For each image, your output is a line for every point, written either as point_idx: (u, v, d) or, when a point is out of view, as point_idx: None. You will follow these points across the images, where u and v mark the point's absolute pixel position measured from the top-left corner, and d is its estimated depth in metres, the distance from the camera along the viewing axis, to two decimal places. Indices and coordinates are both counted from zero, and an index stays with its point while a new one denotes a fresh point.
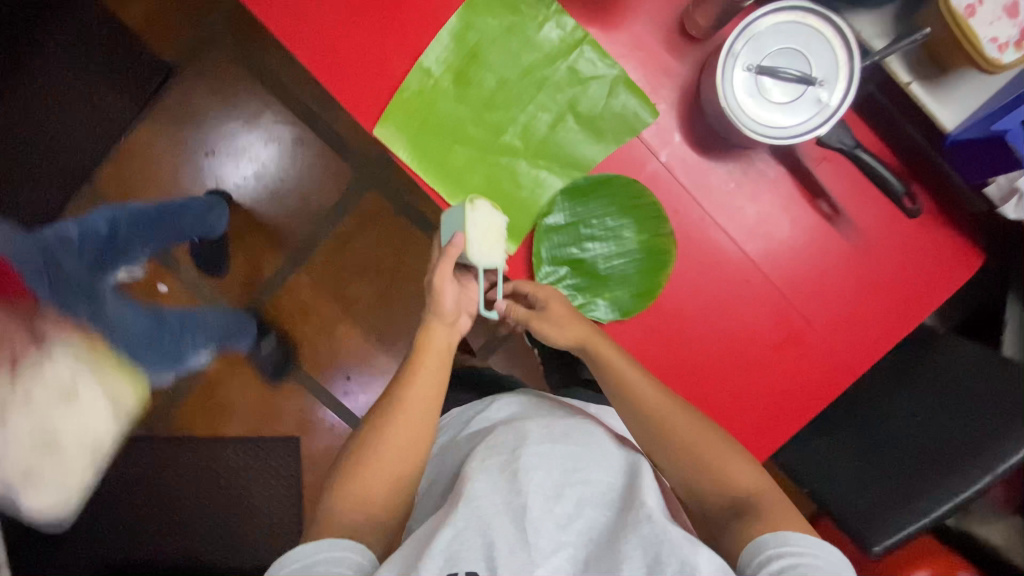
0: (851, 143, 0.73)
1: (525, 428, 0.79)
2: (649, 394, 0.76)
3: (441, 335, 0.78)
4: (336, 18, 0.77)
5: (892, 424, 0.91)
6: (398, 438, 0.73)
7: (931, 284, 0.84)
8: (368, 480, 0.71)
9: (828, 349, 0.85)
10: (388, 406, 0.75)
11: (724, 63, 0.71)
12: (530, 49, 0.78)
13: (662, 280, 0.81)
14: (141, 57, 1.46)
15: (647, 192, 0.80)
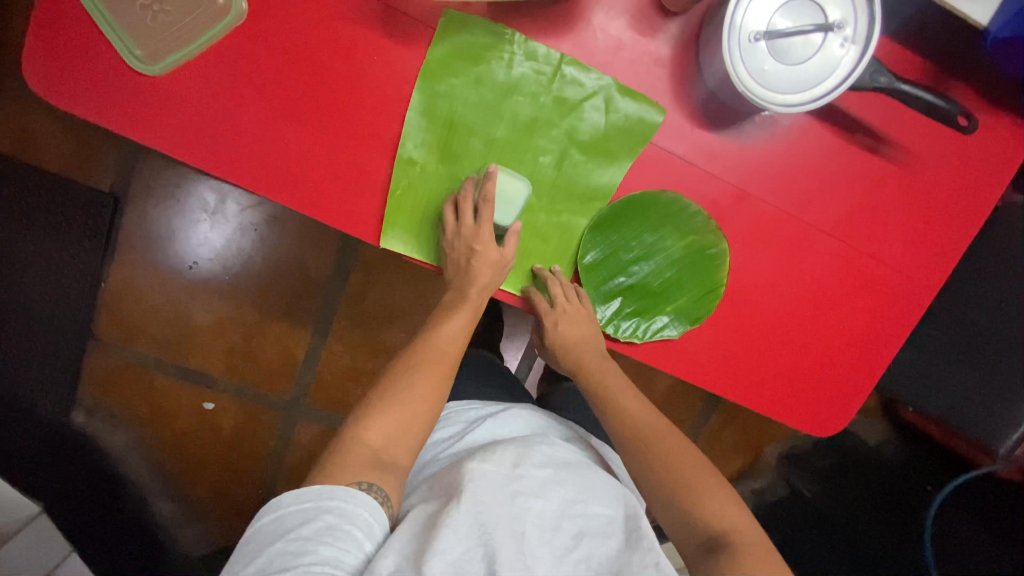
0: (891, 76, 0.64)
1: (532, 444, 0.73)
2: (661, 436, 0.76)
3: (449, 334, 0.77)
4: (294, 142, 0.69)
5: (978, 318, 0.89)
6: (400, 411, 0.70)
7: (988, 175, 0.79)
8: (380, 424, 0.69)
9: (901, 276, 0.82)
10: (396, 380, 0.73)
11: (729, 41, 0.62)
12: (507, 94, 0.70)
13: (722, 276, 0.78)
14: (79, 197, 1.33)
15: (682, 197, 0.74)
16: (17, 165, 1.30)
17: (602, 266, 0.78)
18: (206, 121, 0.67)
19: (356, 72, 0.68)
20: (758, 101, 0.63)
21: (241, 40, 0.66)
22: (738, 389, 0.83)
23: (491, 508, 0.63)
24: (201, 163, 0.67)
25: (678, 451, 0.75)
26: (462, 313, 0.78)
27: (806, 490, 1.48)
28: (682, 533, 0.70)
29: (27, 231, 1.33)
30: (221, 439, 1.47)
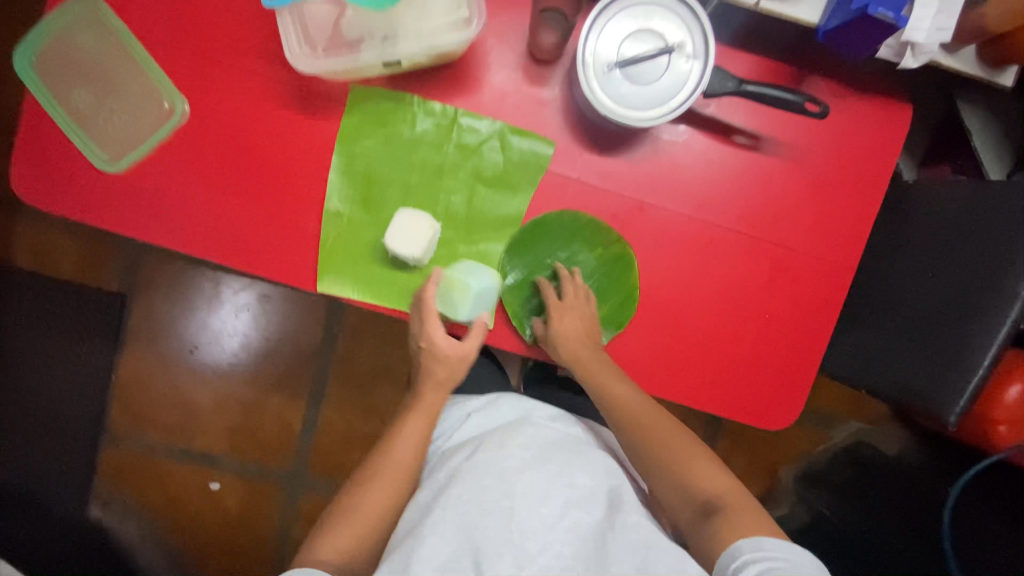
0: (736, 80, 0.72)
1: (518, 430, 0.80)
2: (659, 422, 0.79)
3: (407, 442, 0.80)
4: (238, 212, 0.80)
5: (913, 289, 0.90)
6: (354, 527, 0.73)
7: (875, 154, 0.83)
8: (336, 541, 0.72)
9: (817, 258, 0.85)
10: (355, 494, 0.76)
11: (585, 74, 0.71)
12: (415, 147, 0.81)
13: (635, 278, 0.84)
14: (93, 300, 1.48)
15: (582, 215, 0.82)
16: (39, 279, 1.46)
17: (525, 285, 0.84)
18: (164, 204, 0.80)
19: (281, 145, 0.80)
20: (621, 118, 0.72)
21: (184, 134, 0.79)
22: (678, 387, 0.85)
23: (479, 499, 0.72)
24: (164, 240, 0.80)
25: (660, 430, 0.78)
26: (417, 415, 0.83)
27: (825, 509, 1.40)
28: (678, 501, 0.73)
29: (49, 336, 1.45)
30: (232, 519, 1.51)
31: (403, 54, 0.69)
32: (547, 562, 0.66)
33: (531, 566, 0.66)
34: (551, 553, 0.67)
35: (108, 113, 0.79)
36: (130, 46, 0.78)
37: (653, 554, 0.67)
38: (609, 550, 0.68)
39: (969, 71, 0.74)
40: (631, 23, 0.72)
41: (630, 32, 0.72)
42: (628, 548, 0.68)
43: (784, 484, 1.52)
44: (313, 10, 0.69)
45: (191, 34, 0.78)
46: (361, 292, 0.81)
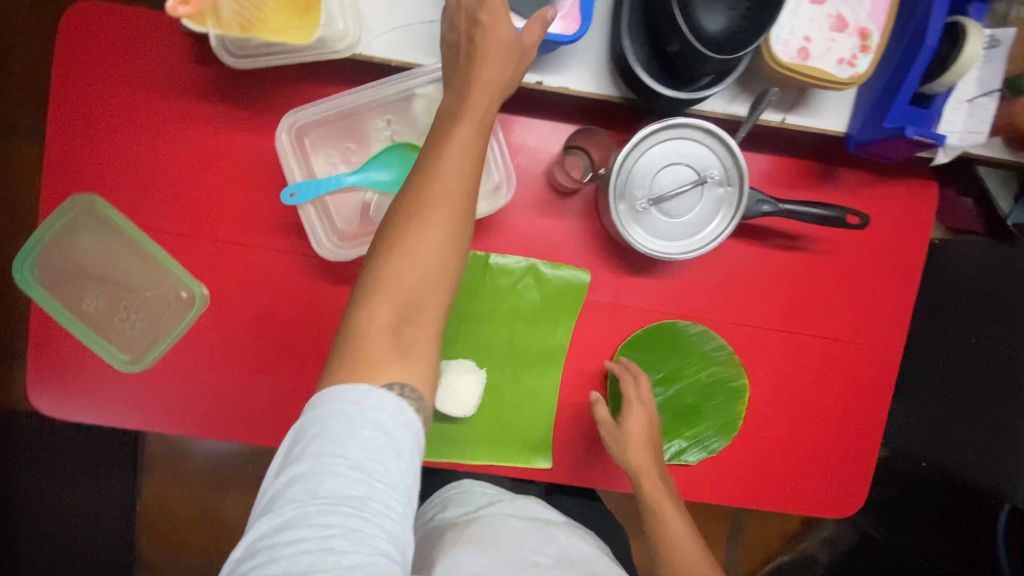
0: (773, 200, 0.71)
1: (548, 532, 0.69)
2: (704, 562, 0.69)
3: (416, 251, 0.53)
4: (273, 389, 0.77)
5: (956, 355, 0.90)
6: (395, 304, 0.52)
7: (905, 238, 0.83)
8: (344, 373, 0.49)
9: (861, 345, 0.84)
10: (389, 243, 0.53)
11: (620, 217, 0.70)
12: (447, 297, 0.77)
13: (739, 409, 0.82)
14: None
15: (707, 329, 0.81)
16: None
17: None
18: (193, 392, 0.76)
19: (308, 315, 0.77)
20: (663, 255, 0.70)
21: (207, 320, 0.75)
22: (742, 493, 0.84)
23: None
24: (199, 429, 0.76)
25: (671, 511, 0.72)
26: (466, 130, 0.55)
27: None
28: None
29: None
30: None
31: None
32: None
33: None
34: None
35: (125, 314, 0.75)
36: (135, 238, 0.74)
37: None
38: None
39: (1000, 157, 0.73)
40: (660, 159, 0.71)
41: (660, 168, 0.71)
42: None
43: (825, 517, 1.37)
44: (338, 200, 0.69)
45: (201, 216, 0.75)
46: (414, 452, 0.78)
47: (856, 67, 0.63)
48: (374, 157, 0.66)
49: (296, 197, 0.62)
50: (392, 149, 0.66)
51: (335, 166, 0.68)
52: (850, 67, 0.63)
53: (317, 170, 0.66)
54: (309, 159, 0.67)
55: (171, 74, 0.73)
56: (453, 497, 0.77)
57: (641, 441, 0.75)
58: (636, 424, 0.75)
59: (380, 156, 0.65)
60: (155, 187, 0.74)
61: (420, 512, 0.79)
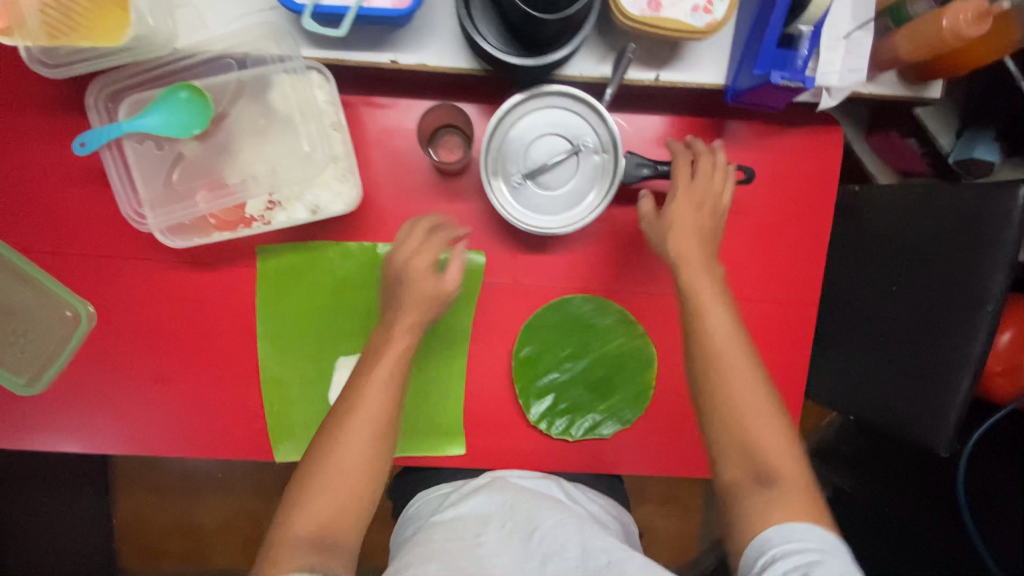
0: (651, 164, 0.71)
1: (488, 504, 0.70)
2: (743, 357, 0.65)
3: (381, 389, 0.65)
4: (175, 401, 0.77)
5: (877, 304, 0.87)
6: (337, 488, 0.62)
7: (810, 189, 0.80)
8: (305, 518, 0.60)
9: (774, 304, 0.82)
10: (330, 440, 0.63)
11: (494, 195, 0.67)
12: (337, 290, 0.76)
13: (649, 378, 0.81)
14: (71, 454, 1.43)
15: (607, 301, 0.80)
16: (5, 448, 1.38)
17: (538, 362, 0.80)
18: (99, 410, 0.76)
19: (198, 325, 0.75)
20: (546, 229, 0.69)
21: (100, 337, 0.75)
22: (664, 464, 0.83)
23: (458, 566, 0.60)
24: (110, 445, 0.77)
25: (735, 400, 0.64)
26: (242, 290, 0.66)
27: None
28: (733, 464, 0.63)
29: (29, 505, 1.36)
30: None
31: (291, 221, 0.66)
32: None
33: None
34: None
35: (15, 339, 0.74)
36: (13, 264, 0.73)
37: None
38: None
39: (891, 93, 0.70)
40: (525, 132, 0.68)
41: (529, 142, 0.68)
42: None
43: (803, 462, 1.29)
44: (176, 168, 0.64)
45: (76, 236, 0.74)
46: None
47: (711, 15, 0.60)
48: (154, 103, 0.60)
49: (87, 146, 0.59)
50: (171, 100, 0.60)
51: (159, 150, 0.63)
52: (706, 14, 0.60)
53: (148, 164, 0.63)
54: (139, 155, 0.62)
55: (22, 94, 0.71)
56: (407, 518, 0.78)
57: (715, 308, 0.67)
58: (717, 318, 0.66)
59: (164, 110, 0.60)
60: (28, 209, 0.73)
61: (391, 541, 0.78)
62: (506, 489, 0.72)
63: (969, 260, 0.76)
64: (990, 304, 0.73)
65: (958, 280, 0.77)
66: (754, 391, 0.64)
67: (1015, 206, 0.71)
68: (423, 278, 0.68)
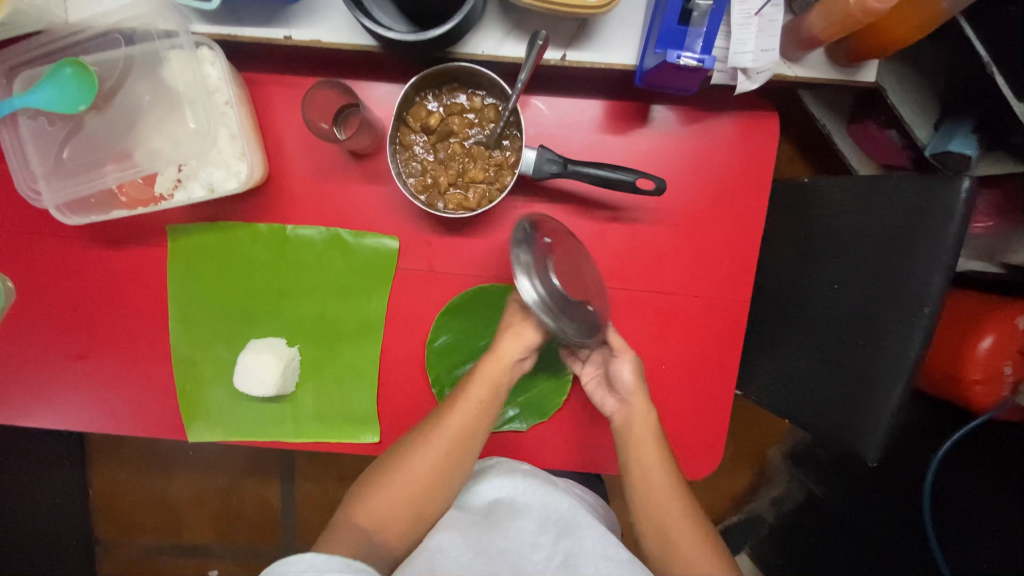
0: (561, 160, 0.68)
1: (501, 483, 0.72)
2: (679, 516, 0.67)
3: (461, 418, 0.68)
4: (93, 378, 0.78)
5: (819, 301, 0.82)
6: (404, 489, 0.66)
7: (742, 177, 0.76)
8: (372, 506, 0.66)
9: (704, 299, 0.78)
10: (399, 459, 0.68)
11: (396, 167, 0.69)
12: (249, 273, 0.75)
13: (568, 369, 0.78)
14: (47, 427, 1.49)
15: None
16: None
17: (452, 350, 0.78)
18: (23, 385, 0.78)
19: (112, 304, 0.76)
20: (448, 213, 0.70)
21: (20, 313, 0.76)
22: (586, 462, 0.79)
23: (482, 549, 0.63)
24: (34, 420, 0.78)
25: (688, 523, 0.67)
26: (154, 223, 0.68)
27: None
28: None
29: None
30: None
31: (183, 202, 0.67)
32: None
33: None
34: None
35: None
36: None
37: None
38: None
39: (822, 77, 0.68)
40: (444, 112, 0.70)
41: (446, 123, 0.70)
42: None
43: (775, 465, 1.43)
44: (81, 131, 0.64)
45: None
46: (232, 435, 0.77)
47: None
48: (44, 79, 0.61)
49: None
50: (63, 73, 0.61)
51: (53, 126, 0.64)
52: None
53: (43, 139, 0.64)
54: (33, 130, 0.63)
55: None
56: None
57: (650, 447, 0.69)
58: (647, 450, 0.69)
59: (56, 81, 0.61)
60: None
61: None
62: (509, 468, 0.74)
63: (908, 258, 0.70)
64: (925, 307, 0.67)
65: (897, 278, 0.70)
66: (685, 527, 0.67)
67: (955, 200, 0.65)
68: (501, 359, 0.69)
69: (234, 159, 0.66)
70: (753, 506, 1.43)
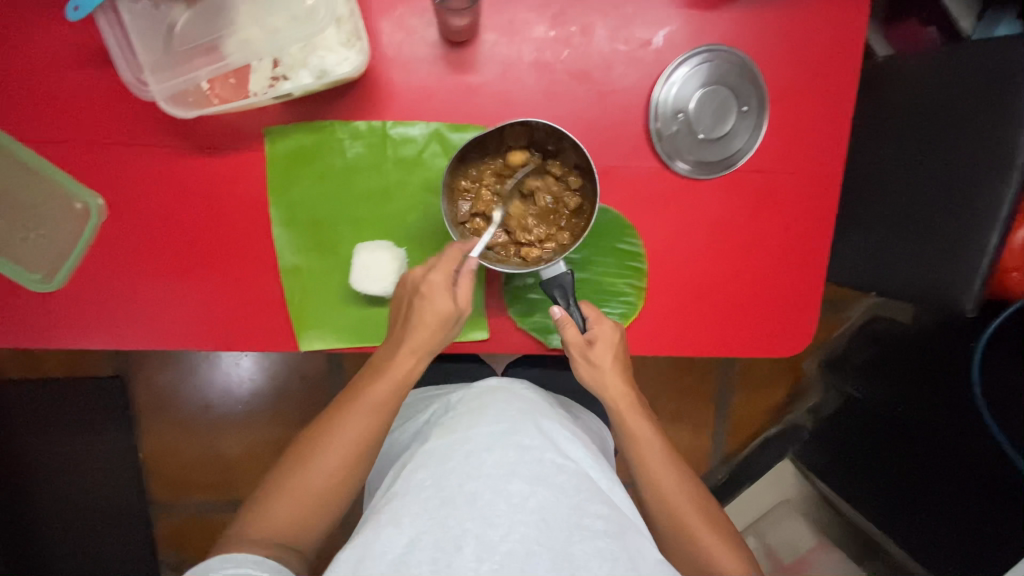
0: (568, 295, 0.73)
1: (485, 413, 0.73)
2: (647, 440, 0.77)
3: (359, 423, 0.69)
4: (194, 293, 0.76)
5: (902, 177, 0.89)
6: (310, 484, 0.67)
7: (832, 49, 0.77)
8: (281, 514, 0.66)
9: (796, 177, 0.80)
10: (316, 443, 0.69)
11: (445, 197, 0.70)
12: (350, 176, 0.74)
13: (664, 251, 0.79)
14: (83, 387, 1.33)
15: (629, 179, 0.76)
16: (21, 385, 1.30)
17: None
18: (121, 304, 0.76)
19: (210, 215, 0.74)
20: (454, 235, 0.72)
21: (115, 229, 0.74)
22: (690, 345, 0.81)
23: (450, 491, 0.63)
24: (136, 338, 0.77)
25: (693, 517, 0.72)
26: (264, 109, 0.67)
27: (856, 392, 1.30)
28: (676, 544, 0.72)
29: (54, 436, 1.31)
30: None
31: (294, 88, 0.66)
32: (512, 546, 0.58)
33: (498, 539, 0.59)
34: (515, 537, 0.59)
35: (26, 231, 0.74)
36: (24, 158, 0.72)
37: (621, 561, 0.59)
38: (573, 551, 0.59)
39: None
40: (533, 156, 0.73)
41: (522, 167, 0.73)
42: (596, 553, 0.59)
43: (810, 374, 1.49)
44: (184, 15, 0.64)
45: (79, 122, 0.71)
46: (345, 340, 0.77)
47: None
48: None
49: (83, 12, 0.58)
50: None
51: (157, 12, 0.62)
52: None
53: (145, 27, 0.62)
54: (135, 17, 0.62)
55: None
56: (409, 405, 0.89)
57: (630, 418, 0.77)
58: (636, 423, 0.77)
59: None
60: (19, 94, 0.71)
61: (405, 405, 0.90)
62: (505, 407, 0.74)
63: (1002, 117, 0.75)
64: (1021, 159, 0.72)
65: (990, 139, 0.76)
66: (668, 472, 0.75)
67: None
68: (390, 348, 0.72)
69: (341, 43, 0.65)
70: (792, 415, 1.48)
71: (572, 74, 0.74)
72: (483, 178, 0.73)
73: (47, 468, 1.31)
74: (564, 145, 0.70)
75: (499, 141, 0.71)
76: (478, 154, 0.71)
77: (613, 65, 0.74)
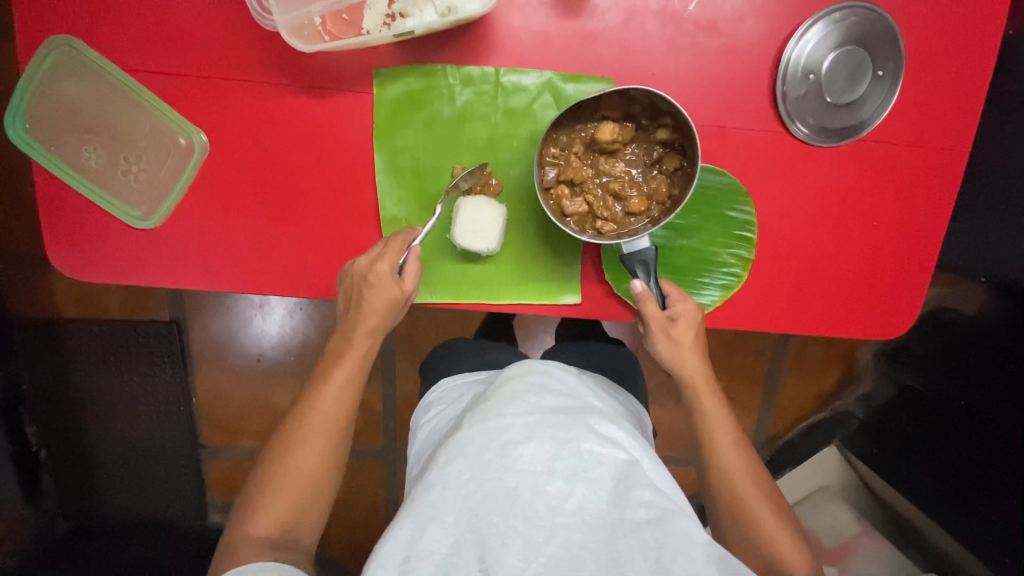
0: (648, 271, 0.69)
1: (517, 396, 0.62)
2: (719, 422, 0.71)
3: (336, 397, 0.70)
4: (285, 238, 0.74)
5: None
6: (294, 483, 0.67)
7: (980, 11, 0.71)
8: (272, 515, 0.65)
9: (924, 151, 0.75)
10: (288, 445, 0.68)
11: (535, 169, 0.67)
12: (457, 125, 0.71)
13: (772, 223, 0.76)
14: (140, 329, 1.25)
15: (746, 143, 0.73)
16: (78, 321, 1.24)
17: None
18: (208, 248, 0.74)
19: (313, 157, 0.72)
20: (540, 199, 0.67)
21: (213, 168, 0.72)
22: (788, 321, 0.78)
23: (490, 482, 0.56)
24: (223, 281, 0.75)
25: (757, 501, 0.67)
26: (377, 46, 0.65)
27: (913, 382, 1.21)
28: (742, 548, 0.66)
29: (114, 374, 1.26)
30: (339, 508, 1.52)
31: (416, 26, 0.64)
32: (556, 550, 0.52)
33: (542, 542, 0.52)
34: (558, 539, 0.53)
35: (127, 166, 0.73)
36: (131, 90, 0.71)
37: (670, 557, 0.51)
38: (618, 548, 0.53)
39: None
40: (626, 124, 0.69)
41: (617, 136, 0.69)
42: (642, 547, 0.52)
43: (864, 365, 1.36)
44: None
45: (188, 54, 0.70)
46: (440, 296, 0.76)
47: None
48: None
49: None
50: None
51: None
52: None
53: None
54: None
55: None
56: (433, 399, 0.80)
57: (704, 393, 0.73)
58: (709, 401, 0.72)
59: None
60: (131, 21, 0.69)
61: (439, 387, 0.82)
62: (536, 394, 0.63)
63: None
64: None
65: None
66: (741, 458, 0.70)
67: None
68: (341, 341, 0.72)
69: None
70: (839, 403, 1.38)
71: (699, 25, 0.70)
72: (572, 147, 0.69)
73: (105, 406, 1.27)
74: (664, 109, 0.66)
75: (595, 108, 0.68)
76: (572, 119, 0.68)
77: (743, 19, 0.70)
